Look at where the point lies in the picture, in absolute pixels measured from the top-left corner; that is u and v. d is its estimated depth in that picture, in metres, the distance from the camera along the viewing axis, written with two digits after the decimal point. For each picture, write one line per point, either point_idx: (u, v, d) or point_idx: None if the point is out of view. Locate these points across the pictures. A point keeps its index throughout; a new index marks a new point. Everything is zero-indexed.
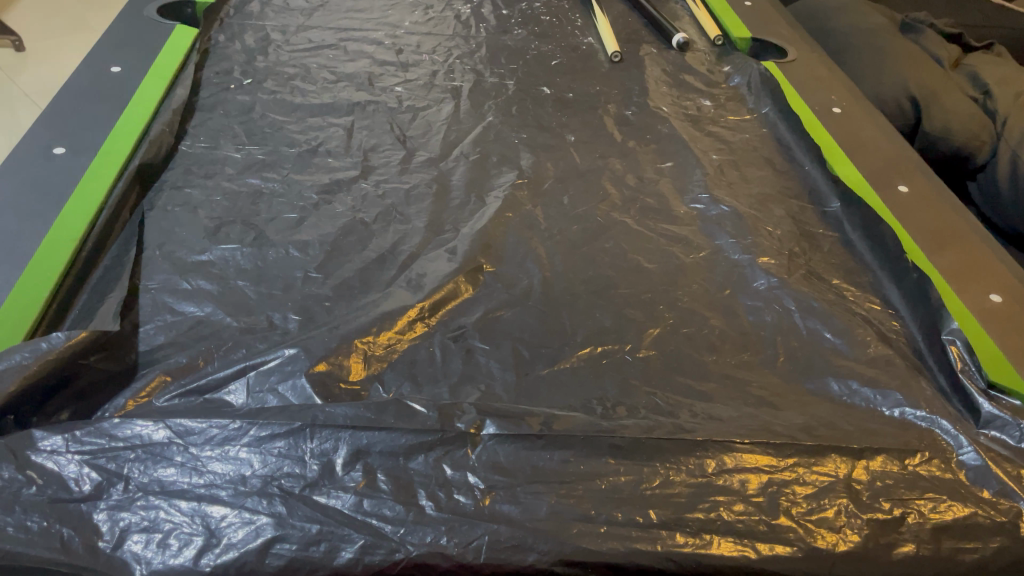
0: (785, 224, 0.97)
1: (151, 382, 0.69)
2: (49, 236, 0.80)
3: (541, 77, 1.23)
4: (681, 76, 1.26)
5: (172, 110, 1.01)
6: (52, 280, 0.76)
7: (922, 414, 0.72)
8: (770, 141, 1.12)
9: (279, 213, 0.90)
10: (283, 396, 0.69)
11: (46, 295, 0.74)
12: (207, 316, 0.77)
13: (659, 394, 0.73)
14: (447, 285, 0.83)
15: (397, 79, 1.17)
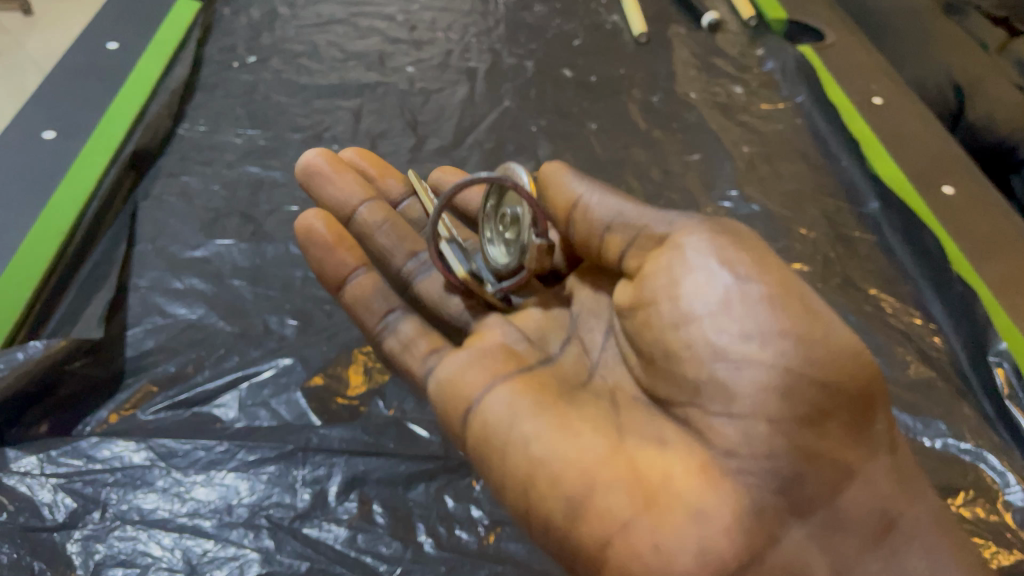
0: (820, 226, 0.91)
1: (136, 394, 0.65)
2: (39, 220, 0.75)
3: (562, 58, 1.17)
4: (711, 59, 1.19)
5: (171, 91, 0.96)
6: (40, 271, 0.70)
7: (967, 446, 0.67)
8: (804, 132, 1.06)
9: (281, 205, 0.86)
10: (276, 411, 0.64)
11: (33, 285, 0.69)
12: (199, 319, 0.72)
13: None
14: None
15: (410, 59, 1.12)
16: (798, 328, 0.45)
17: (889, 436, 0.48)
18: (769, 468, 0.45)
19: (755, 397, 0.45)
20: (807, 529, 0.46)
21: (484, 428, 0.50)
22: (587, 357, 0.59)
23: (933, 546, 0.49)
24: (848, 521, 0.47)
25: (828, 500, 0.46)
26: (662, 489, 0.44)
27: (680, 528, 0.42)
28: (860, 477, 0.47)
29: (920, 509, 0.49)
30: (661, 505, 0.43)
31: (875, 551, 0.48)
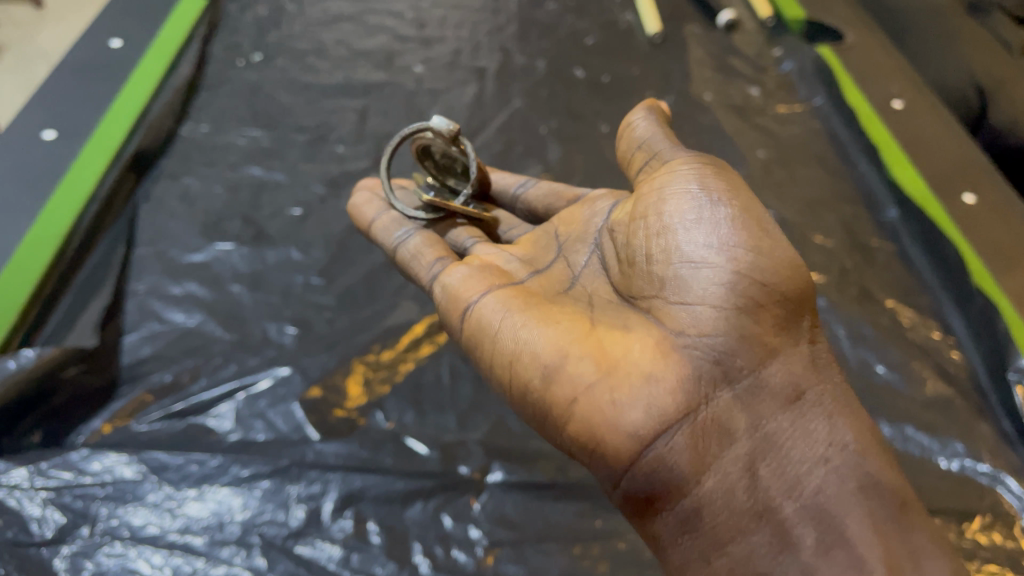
0: (836, 234, 0.89)
1: (131, 403, 0.63)
2: (40, 220, 0.73)
3: (574, 57, 1.15)
4: (727, 60, 1.17)
5: (174, 92, 0.96)
6: (40, 272, 0.68)
7: (985, 468, 0.65)
8: (821, 137, 1.03)
9: (284, 208, 0.85)
10: (273, 423, 0.63)
11: (32, 287, 0.67)
12: (197, 326, 0.70)
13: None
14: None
15: (419, 58, 1.10)
16: (747, 237, 0.48)
17: (815, 335, 0.49)
18: (705, 340, 0.47)
19: (706, 283, 0.48)
20: (739, 389, 0.46)
21: (475, 324, 0.54)
22: (570, 270, 0.62)
23: (847, 424, 0.47)
24: (772, 389, 0.46)
25: (754, 363, 0.46)
26: (624, 360, 0.47)
27: (632, 388, 0.45)
28: (784, 353, 0.47)
29: (830, 388, 0.48)
30: (620, 372, 0.46)
31: (793, 424, 0.46)
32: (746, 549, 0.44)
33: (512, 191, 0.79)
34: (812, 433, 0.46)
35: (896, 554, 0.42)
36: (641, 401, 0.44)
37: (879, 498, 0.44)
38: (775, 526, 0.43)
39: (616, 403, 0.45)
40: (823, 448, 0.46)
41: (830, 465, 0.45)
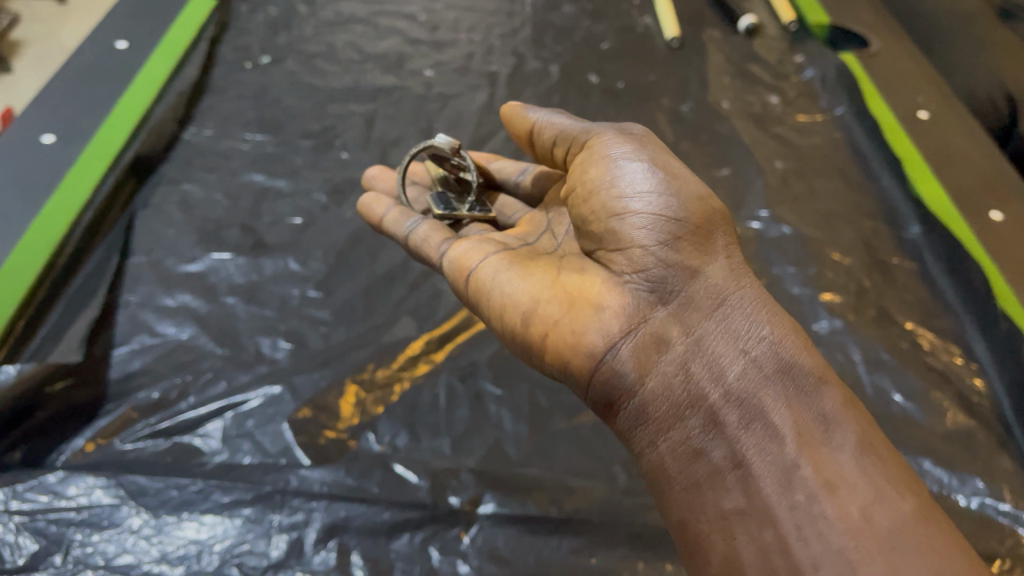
0: (856, 251, 0.85)
1: (116, 421, 0.61)
2: (32, 227, 0.71)
3: (589, 62, 1.12)
4: (747, 66, 1.13)
5: (178, 94, 0.94)
6: (29, 281, 0.66)
7: (1006, 508, 0.62)
8: (843, 147, 1.00)
9: (283, 216, 0.82)
10: (260, 444, 0.60)
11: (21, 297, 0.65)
12: (188, 340, 0.68)
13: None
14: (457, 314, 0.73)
15: (429, 61, 1.08)
16: (668, 184, 0.57)
17: (731, 250, 0.58)
18: (644, 266, 0.56)
19: (638, 226, 0.56)
20: (675, 304, 0.55)
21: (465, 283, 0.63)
22: (554, 240, 0.70)
23: (767, 321, 0.54)
24: (700, 302, 0.55)
25: (685, 284, 0.56)
26: (586, 294, 0.57)
27: (592, 312, 0.55)
28: (709, 269, 0.56)
29: (749, 289, 0.56)
30: (583, 303, 0.56)
31: (719, 328, 0.54)
32: (684, 434, 0.52)
33: (513, 179, 0.81)
34: (734, 332, 0.54)
35: (805, 421, 0.50)
36: (598, 321, 0.55)
37: (794, 378, 0.52)
38: (706, 413, 0.52)
39: (580, 326, 0.55)
40: (743, 344, 0.54)
41: (748, 358, 0.53)
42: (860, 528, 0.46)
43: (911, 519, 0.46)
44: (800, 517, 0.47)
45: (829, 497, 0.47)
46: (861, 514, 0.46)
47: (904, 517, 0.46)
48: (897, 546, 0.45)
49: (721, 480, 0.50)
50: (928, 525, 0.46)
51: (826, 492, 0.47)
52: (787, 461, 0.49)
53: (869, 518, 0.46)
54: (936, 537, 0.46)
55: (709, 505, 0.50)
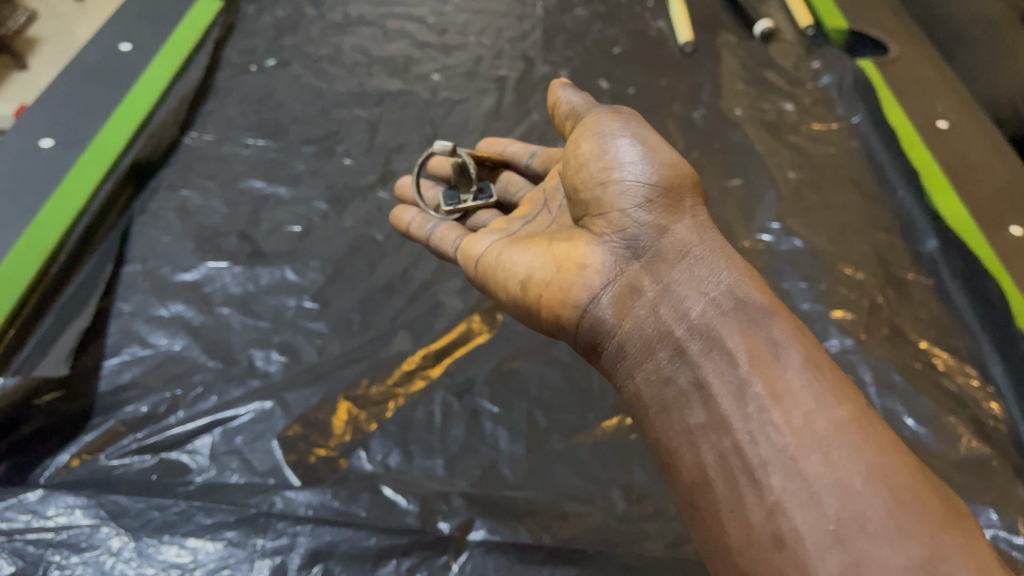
0: (869, 265, 0.82)
1: (103, 435, 0.60)
2: (26, 232, 0.70)
3: (599, 67, 1.09)
4: (762, 72, 1.11)
5: (180, 98, 0.92)
6: (21, 288, 0.65)
7: (1021, 542, 0.59)
8: (858, 157, 0.97)
9: (282, 224, 0.81)
10: (248, 461, 0.59)
11: (13, 303, 0.64)
12: (180, 352, 0.67)
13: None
14: (460, 330, 0.72)
15: (436, 65, 1.06)
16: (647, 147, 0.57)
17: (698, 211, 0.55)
18: (624, 224, 0.55)
19: (620, 191, 0.56)
20: (648, 251, 0.54)
21: (471, 262, 0.65)
22: (549, 215, 0.68)
23: (727, 254, 0.52)
24: (671, 247, 0.53)
25: (655, 231, 0.54)
26: (572, 253, 0.56)
27: (578, 273, 0.55)
28: (682, 221, 0.54)
29: (713, 239, 0.53)
30: (569, 266, 0.56)
31: (684, 267, 0.52)
32: (655, 366, 0.50)
33: (524, 161, 0.79)
34: (698, 268, 0.52)
35: (758, 346, 0.47)
36: (583, 281, 0.55)
37: (748, 304, 0.49)
38: (672, 345, 0.50)
39: (569, 287, 0.55)
40: (704, 278, 0.51)
41: (711, 291, 0.50)
42: (802, 432, 0.42)
43: (856, 423, 0.42)
44: (748, 425, 0.44)
45: (774, 406, 0.44)
46: (803, 420, 0.43)
47: (845, 421, 0.43)
48: (836, 449, 0.41)
49: (686, 402, 0.48)
50: (874, 428, 0.43)
51: (771, 403, 0.44)
52: (738, 380, 0.46)
53: (811, 423, 0.43)
54: (880, 442, 0.42)
55: (676, 423, 0.48)
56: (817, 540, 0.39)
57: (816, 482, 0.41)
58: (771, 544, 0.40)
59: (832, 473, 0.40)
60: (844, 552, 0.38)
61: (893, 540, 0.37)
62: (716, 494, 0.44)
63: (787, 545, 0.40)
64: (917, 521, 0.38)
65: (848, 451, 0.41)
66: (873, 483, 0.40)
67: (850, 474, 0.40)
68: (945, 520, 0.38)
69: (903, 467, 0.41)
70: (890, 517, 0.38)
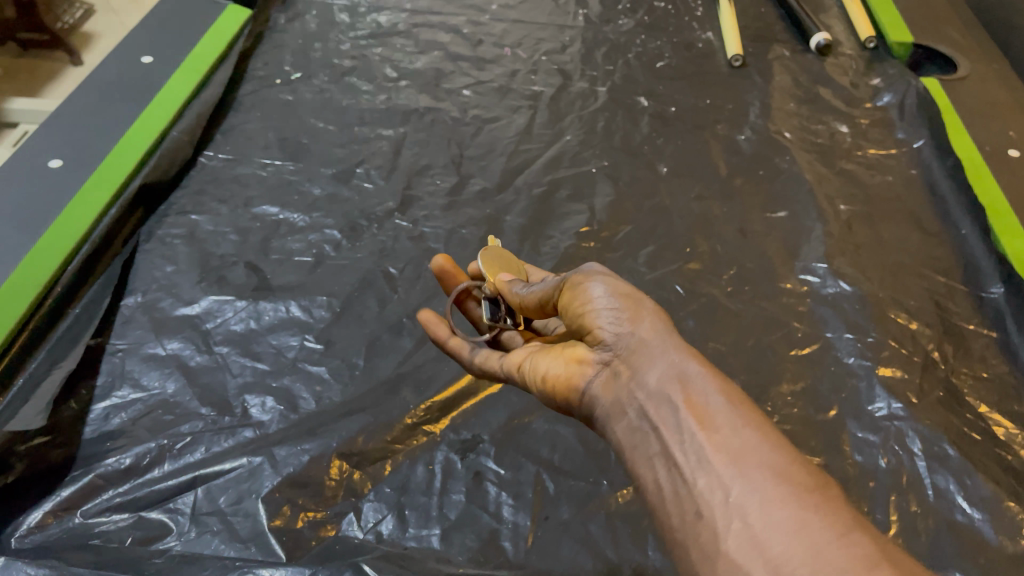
0: (925, 315, 0.74)
1: (83, 491, 0.57)
2: (23, 262, 0.67)
3: (641, 83, 1.03)
4: (816, 90, 1.03)
5: (198, 113, 0.89)
6: (10, 325, 0.62)
7: None
8: (918, 187, 0.89)
9: (292, 254, 0.77)
10: (230, 526, 0.55)
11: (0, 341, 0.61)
12: (172, 396, 0.64)
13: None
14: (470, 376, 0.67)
15: (468, 80, 1.01)
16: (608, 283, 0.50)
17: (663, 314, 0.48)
18: (596, 326, 0.49)
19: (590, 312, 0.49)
20: (612, 339, 0.48)
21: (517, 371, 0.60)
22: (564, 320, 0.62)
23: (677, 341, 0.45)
24: (629, 333, 0.47)
25: (623, 329, 0.47)
26: (572, 361, 0.51)
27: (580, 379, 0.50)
28: (644, 318, 0.47)
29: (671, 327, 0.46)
30: (569, 371, 0.51)
31: (636, 350, 0.46)
32: (625, 430, 0.46)
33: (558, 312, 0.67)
34: (641, 348, 0.46)
35: (690, 394, 0.42)
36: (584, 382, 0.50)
37: (681, 364, 0.43)
38: (635, 414, 0.45)
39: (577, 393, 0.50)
40: (646, 358, 0.45)
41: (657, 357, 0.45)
42: (712, 432, 0.39)
43: (769, 433, 0.38)
44: (674, 436, 0.41)
45: (698, 429, 0.40)
46: (713, 423, 0.40)
47: (748, 422, 0.39)
48: (743, 452, 0.38)
49: (639, 452, 0.44)
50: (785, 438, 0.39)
51: (687, 412, 0.41)
52: (675, 423, 0.41)
53: (725, 434, 0.39)
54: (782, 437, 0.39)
55: (635, 461, 0.44)
56: (720, 525, 0.36)
57: (725, 474, 0.37)
58: (692, 520, 0.38)
59: (735, 461, 0.37)
60: (743, 524, 0.35)
61: (782, 508, 0.34)
62: (658, 500, 0.41)
63: (704, 520, 0.37)
64: (802, 495, 0.35)
65: (751, 444, 0.38)
66: (773, 468, 0.36)
67: (750, 461, 0.37)
68: (835, 498, 0.35)
69: (804, 461, 0.37)
70: (783, 493, 0.35)
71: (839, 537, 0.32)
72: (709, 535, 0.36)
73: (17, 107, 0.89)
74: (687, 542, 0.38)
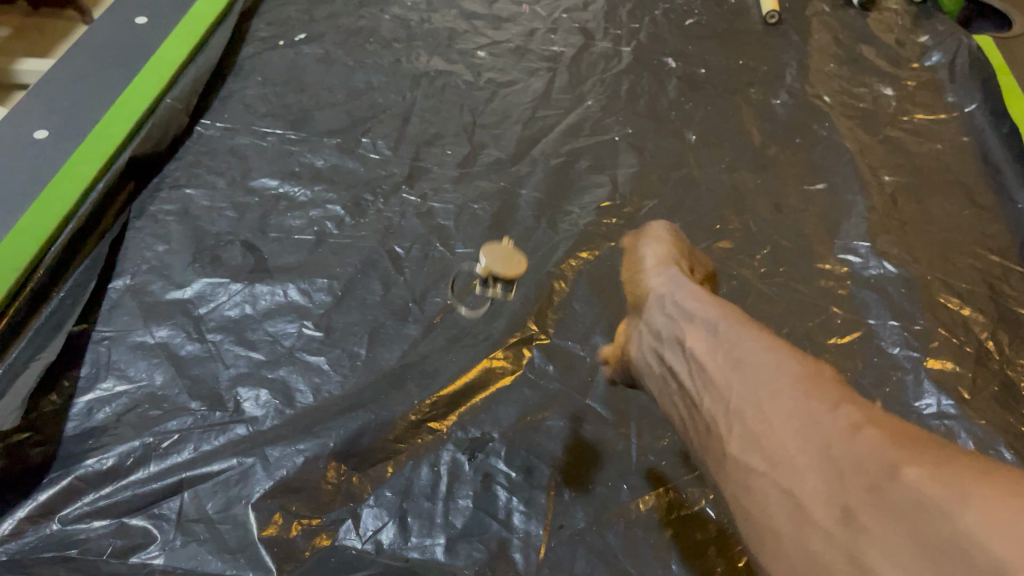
0: (978, 298, 0.68)
1: (61, 495, 0.53)
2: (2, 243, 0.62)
3: (669, 42, 0.96)
4: (859, 49, 0.95)
5: (195, 78, 0.83)
6: None
7: None
8: (970, 156, 0.82)
9: (291, 231, 0.72)
10: (219, 536, 0.51)
11: None
12: (161, 389, 0.59)
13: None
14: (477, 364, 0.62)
15: (483, 40, 0.94)
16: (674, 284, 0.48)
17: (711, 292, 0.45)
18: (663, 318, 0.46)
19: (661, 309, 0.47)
20: (671, 327, 0.45)
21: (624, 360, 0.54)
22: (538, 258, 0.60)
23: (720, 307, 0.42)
24: (682, 316, 0.44)
25: (678, 316, 0.45)
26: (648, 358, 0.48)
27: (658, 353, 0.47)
28: (694, 299, 0.45)
29: (715, 299, 0.44)
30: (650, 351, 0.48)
31: (687, 326, 0.43)
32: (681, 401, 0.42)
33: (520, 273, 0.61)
34: (689, 325, 0.43)
35: (714, 339, 0.40)
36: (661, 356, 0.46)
37: (716, 321, 0.41)
38: (682, 381, 0.42)
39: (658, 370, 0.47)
40: (692, 330, 0.42)
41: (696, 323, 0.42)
42: (728, 356, 0.38)
43: (779, 350, 0.36)
44: (705, 379, 0.39)
45: (718, 364, 0.38)
46: (730, 345, 0.38)
47: (762, 344, 0.37)
48: (750, 371, 0.35)
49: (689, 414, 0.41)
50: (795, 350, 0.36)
51: (713, 350, 0.39)
52: (703, 369, 0.39)
53: (736, 361, 0.37)
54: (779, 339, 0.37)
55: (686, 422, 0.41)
56: (735, 448, 0.34)
57: (736, 397, 0.35)
58: (713, 440, 0.36)
59: (744, 379, 0.35)
60: (745, 427, 0.33)
61: (773, 397, 0.33)
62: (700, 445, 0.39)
63: (722, 439, 0.35)
64: (797, 388, 0.32)
65: (759, 360, 0.35)
66: (777, 375, 0.34)
67: (755, 376, 0.35)
68: (831, 385, 0.32)
69: (812, 364, 0.34)
70: (780, 392, 0.33)
71: (831, 418, 0.30)
72: (722, 446, 0.35)
73: (24, 67, 0.83)
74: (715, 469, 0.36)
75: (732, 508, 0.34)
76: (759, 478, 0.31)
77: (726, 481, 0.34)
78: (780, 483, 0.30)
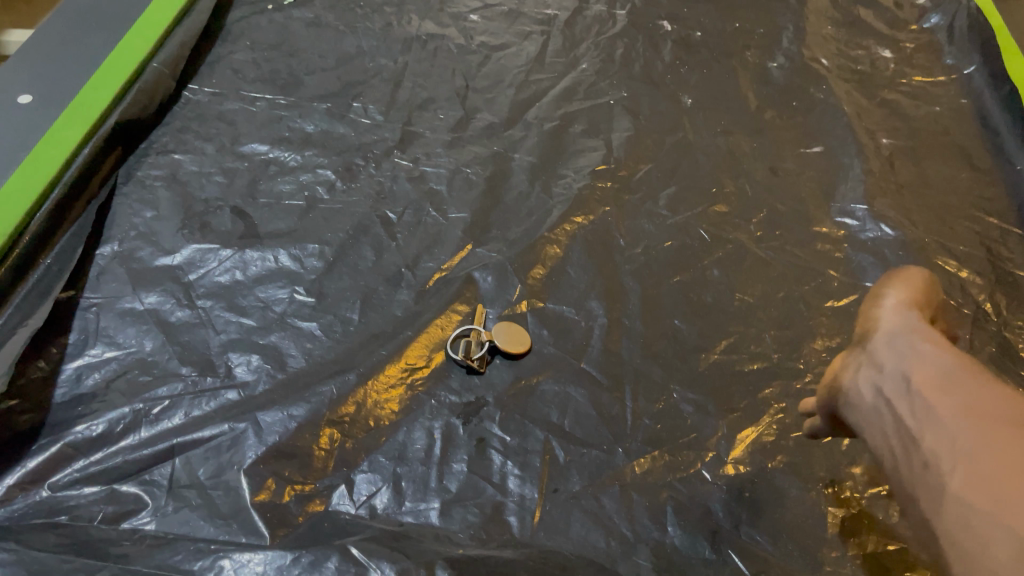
0: (976, 261, 0.68)
1: (50, 462, 0.52)
2: None
3: (665, 5, 0.94)
4: (857, 11, 0.94)
5: (181, 42, 0.81)
6: None
7: None
8: (968, 118, 0.81)
9: (282, 197, 0.71)
10: (211, 501, 0.51)
11: None
12: (151, 355, 0.58)
13: (721, 562, 0.51)
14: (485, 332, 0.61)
15: (475, 3, 0.93)
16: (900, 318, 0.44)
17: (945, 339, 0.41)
18: (886, 360, 0.42)
19: (884, 345, 0.43)
20: (891, 370, 0.41)
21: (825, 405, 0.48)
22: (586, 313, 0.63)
23: (956, 355, 0.39)
24: (904, 356, 0.41)
25: (902, 356, 0.41)
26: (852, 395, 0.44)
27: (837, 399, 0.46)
28: (927, 345, 0.41)
29: (948, 346, 0.41)
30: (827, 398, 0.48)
31: (910, 370, 0.40)
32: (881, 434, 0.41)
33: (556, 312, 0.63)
34: (915, 367, 0.40)
35: (942, 378, 0.38)
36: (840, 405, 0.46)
37: (949, 366, 0.39)
38: (891, 418, 0.40)
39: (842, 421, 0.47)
40: (915, 373, 0.40)
41: (918, 360, 0.40)
42: (955, 398, 0.36)
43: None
44: (923, 419, 0.37)
45: (944, 406, 0.36)
46: (963, 393, 0.36)
47: (1004, 396, 0.35)
48: (988, 416, 0.34)
49: (894, 451, 0.39)
50: None
51: (940, 393, 0.37)
52: (921, 406, 0.38)
53: (969, 403, 0.35)
54: (1016, 394, 0.36)
55: (886, 452, 0.40)
56: (955, 486, 0.33)
57: (960, 436, 0.34)
58: (920, 473, 0.36)
59: (976, 423, 0.34)
60: (972, 471, 0.33)
61: (1014, 446, 0.32)
62: (896, 472, 0.39)
63: (934, 474, 0.35)
64: None
65: (999, 410, 0.34)
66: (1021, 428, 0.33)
67: (991, 420, 0.34)
68: None
69: None
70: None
71: None
72: (933, 479, 0.35)
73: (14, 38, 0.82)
74: (919, 503, 0.35)
75: (932, 540, 0.34)
76: (984, 524, 0.31)
77: (935, 517, 0.34)
78: (1015, 536, 0.29)
